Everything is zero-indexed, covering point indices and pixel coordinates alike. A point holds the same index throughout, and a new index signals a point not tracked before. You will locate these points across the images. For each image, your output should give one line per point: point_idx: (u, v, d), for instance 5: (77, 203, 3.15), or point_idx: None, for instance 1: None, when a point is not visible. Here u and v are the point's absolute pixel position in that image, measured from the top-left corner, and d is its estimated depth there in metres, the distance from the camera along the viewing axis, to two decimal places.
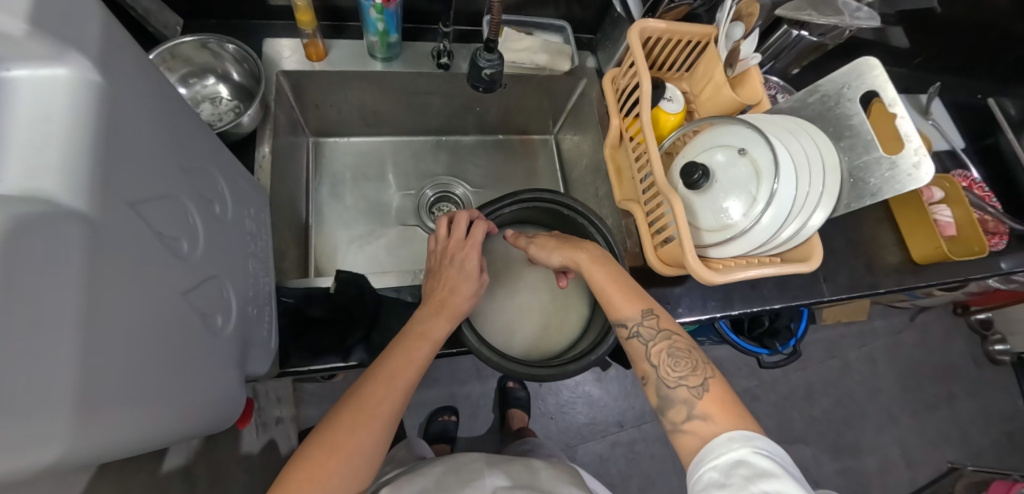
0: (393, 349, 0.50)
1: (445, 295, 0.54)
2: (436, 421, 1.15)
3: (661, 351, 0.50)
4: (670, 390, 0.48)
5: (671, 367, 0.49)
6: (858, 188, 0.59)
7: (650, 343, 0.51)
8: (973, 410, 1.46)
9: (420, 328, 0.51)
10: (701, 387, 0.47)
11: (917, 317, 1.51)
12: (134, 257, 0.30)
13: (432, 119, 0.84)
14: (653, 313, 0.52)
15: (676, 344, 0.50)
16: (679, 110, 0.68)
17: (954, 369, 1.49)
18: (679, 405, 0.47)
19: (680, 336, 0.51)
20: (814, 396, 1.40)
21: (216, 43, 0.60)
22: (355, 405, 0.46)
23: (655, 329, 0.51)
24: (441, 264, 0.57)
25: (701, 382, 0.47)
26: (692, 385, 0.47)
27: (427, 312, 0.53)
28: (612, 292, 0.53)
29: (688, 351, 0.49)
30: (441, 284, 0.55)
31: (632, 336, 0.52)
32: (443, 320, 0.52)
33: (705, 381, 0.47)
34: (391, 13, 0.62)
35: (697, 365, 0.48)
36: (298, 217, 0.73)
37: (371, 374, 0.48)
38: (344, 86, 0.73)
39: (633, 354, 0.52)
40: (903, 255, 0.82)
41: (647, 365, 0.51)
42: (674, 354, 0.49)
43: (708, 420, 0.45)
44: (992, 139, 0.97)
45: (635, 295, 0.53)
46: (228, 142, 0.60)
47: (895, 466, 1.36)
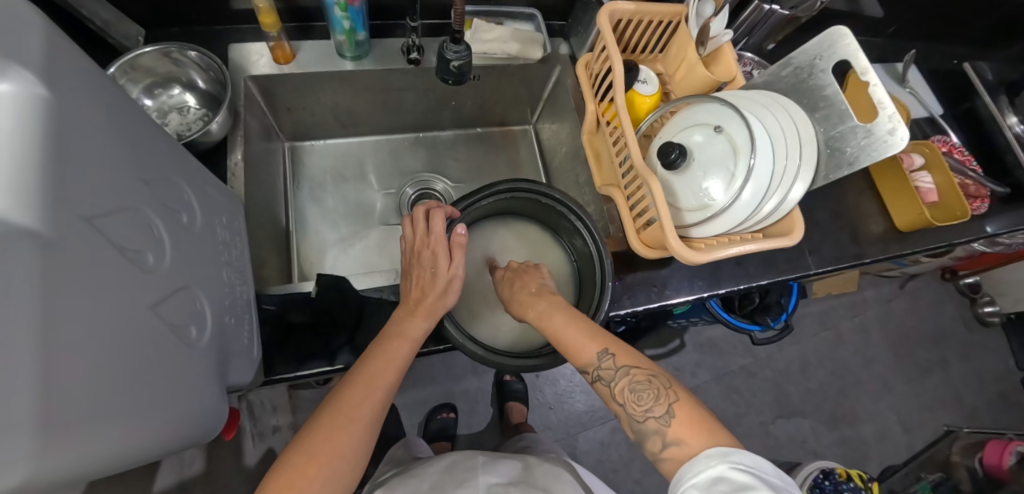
0: (372, 351, 0.50)
1: (423, 294, 0.54)
2: (435, 418, 1.15)
3: (624, 389, 0.47)
4: (641, 424, 0.46)
5: (635, 401, 0.46)
6: (835, 157, 0.58)
7: (613, 383, 0.48)
8: (966, 373, 1.48)
9: (396, 329, 0.51)
10: (667, 415, 0.44)
11: (906, 284, 1.53)
12: (93, 273, 0.29)
13: (409, 116, 0.83)
14: (609, 353, 0.49)
15: (637, 377, 0.47)
16: (654, 91, 0.67)
17: (946, 334, 1.51)
18: (652, 437, 0.45)
19: (646, 367, 0.48)
20: (809, 369, 1.41)
21: (178, 51, 0.59)
22: (334, 406, 0.46)
23: (613, 368, 0.48)
24: (416, 262, 0.56)
25: (666, 409, 0.45)
26: (659, 415, 0.45)
27: (404, 312, 0.53)
28: (568, 335, 0.51)
29: (651, 381, 0.47)
30: (417, 283, 0.55)
31: (597, 379, 0.49)
32: (418, 319, 0.52)
33: (670, 406, 0.45)
34: (357, 10, 0.61)
35: (663, 394, 0.46)
36: (277, 223, 0.72)
37: (348, 381, 0.48)
38: (316, 88, 0.72)
39: (603, 395, 0.50)
40: (887, 224, 0.83)
41: (615, 404, 0.48)
42: (636, 389, 0.47)
43: (681, 445, 0.42)
44: (970, 104, 1.00)
45: (587, 337, 0.50)
46: (198, 151, 0.59)
47: (892, 433, 1.38)
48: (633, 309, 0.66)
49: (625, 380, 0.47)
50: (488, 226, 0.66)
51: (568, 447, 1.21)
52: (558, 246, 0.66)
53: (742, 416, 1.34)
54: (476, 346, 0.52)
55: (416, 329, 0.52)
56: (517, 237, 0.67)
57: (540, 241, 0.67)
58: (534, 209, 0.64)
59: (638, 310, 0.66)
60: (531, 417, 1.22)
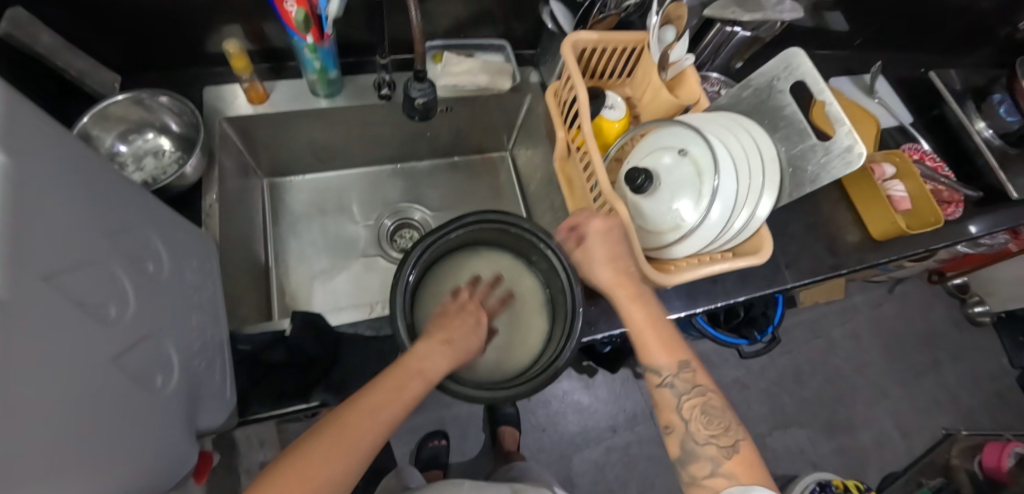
0: (383, 378, 0.49)
1: (452, 336, 0.55)
2: (426, 446, 1.14)
3: (694, 406, 0.52)
4: (698, 446, 0.51)
5: (703, 423, 0.52)
6: (797, 177, 0.59)
7: (684, 396, 0.53)
8: (961, 374, 1.48)
9: (417, 364, 0.50)
10: (730, 448, 0.50)
11: (895, 288, 1.53)
12: (52, 330, 0.29)
13: (387, 147, 0.84)
14: (689, 368, 0.54)
15: (710, 402, 0.53)
16: (621, 116, 0.68)
17: (938, 336, 1.51)
18: (703, 461, 0.50)
19: (716, 394, 0.53)
20: (803, 378, 1.40)
21: (149, 97, 0.60)
22: (336, 428, 0.45)
23: (691, 384, 0.53)
24: (454, 311, 0.59)
25: (731, 443, 0.51)
26: (722, 444, 0.51)
27: (429, 345, 0.52)
28: (649, 336, 0.55)
29: (722, 411, 0.52)
30: (453, 327, 0.56)
31: (665, 386, 0.54)
32: (443, 360, 0.52)
33: (735, 443, 0.51)
34: (327, 51, 0.63)
35: (730, 427, 0.51)
36: (255, 259, 0.73)
37: (354, 403, 0.47)
38: (291, 125, 0.73)
39: (661, 404, 0.54)
40: (862, 234, 0.84)
41: (675, 416, 0.53)
42: (707, 412, 0.52)
43: (730, 478, 0.49)
44: (938, 111, 1.02)
45: (669, 344, 0.55)
46: (172, 195, 0.60)
47: (890, 439, 1.37)
48: (612, 332, 0.64)
49: (701, 398, 0.53)
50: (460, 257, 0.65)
51: (563, 470, 1.19)
52: (530, 272, 0.65)
53: None
54: (448, 380, 0.52)
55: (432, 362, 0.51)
56: (489, 266, 0.66)
57: (512, 269, 0.66)
58: (505, 238, 0.64)
59: (615, 334, 0.65)
60: (525, 440, 1.21)
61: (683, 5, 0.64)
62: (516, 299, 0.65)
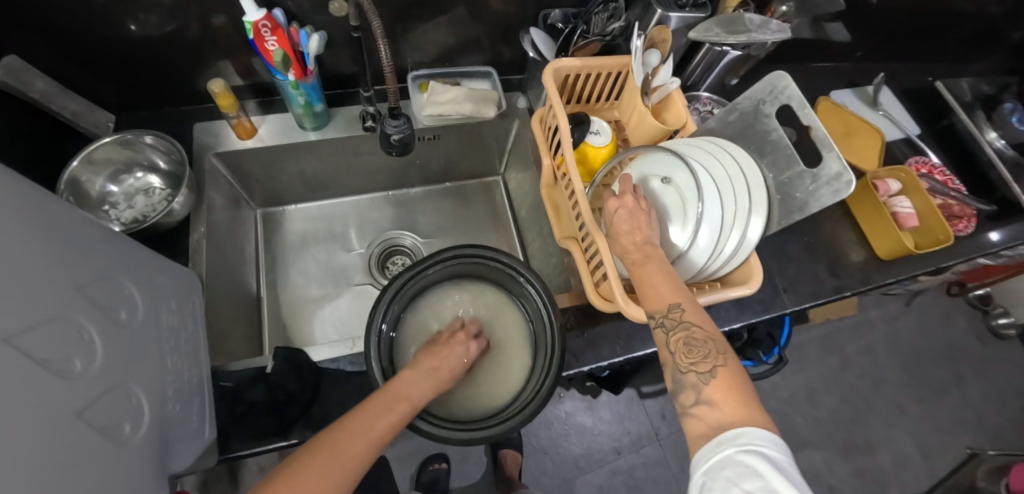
0: (370, 402, 0.47)
1: (439, 366, 0.55)
2: (427, 469, 1.12)
3: (678, 341, 0.43)
4: (680, 375, 0.42)
5: (686, 353, 0.43)
6: (786, 203, 0.57)
7: (670, 332, 0.44)
8: (986, 390, 1.41)
9: (401, 389, 0.50)
10: (711, 373, 0.41)
11: (913, 301, 1.47)
12: (13, 392, 0.29)
13: (377, 176, 0.84)
14: (678, 305, 0.44)
15: (693, 333, 0.43)
16: (607, 142, 0.67)
17: (959, 351, 1.45)
18: (687, 390, 0.41)
19: (708, 324, 0.43)
20: (817, 397, 1.35)
21: (135, 137, 0.62)
22: (319, 447, 0.42)
23: (675, 321, 0.44)
24: (444, 340, 0.59)
25: (711, 368, 0.41)
26: (702, 372, 0.41)
27: (413, 374, 0.52)
28: (649, 282, 0.47)
29: (707, 341, 0.42)
30: (437, 355, 0.56)
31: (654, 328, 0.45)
32: (427, 386, 0.52)
33: (715, 368, 0.41)
34: (310, 86, 0.64)
35: (712, 354, 0.42)
36: (246, 290, 0.73)
37: (341, 424, 0.44)
38: (280, 159, 0.74)
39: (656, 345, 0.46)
40: (867, 253, 0.81)
41: (664, 353, 0.44)
42: (691, 343, 0.43)
43: (714, 407, 0.39)
44: (947, 121, 0.99)
45: (669, 286, 0.46)
46: (160, 232, 0.61)
47: (911, 460, 1.31)
48: (600, 364, 0.63)
49: (684, 331, 0.43)
50: (442, 291, 0.65)
51: None
52: (512, 305, 0.64)
53: None
54: (420, 419, 0.51)
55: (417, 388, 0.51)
56: (473, 299, 0.65)
57: (494, 301, 0.65)
58: (485, 273, 0.63)
59: (603, 366, 0.63)
60: (526, 463, 1.19)
61: (667, 28, 0.62)
62: (499, 333, 0.63)
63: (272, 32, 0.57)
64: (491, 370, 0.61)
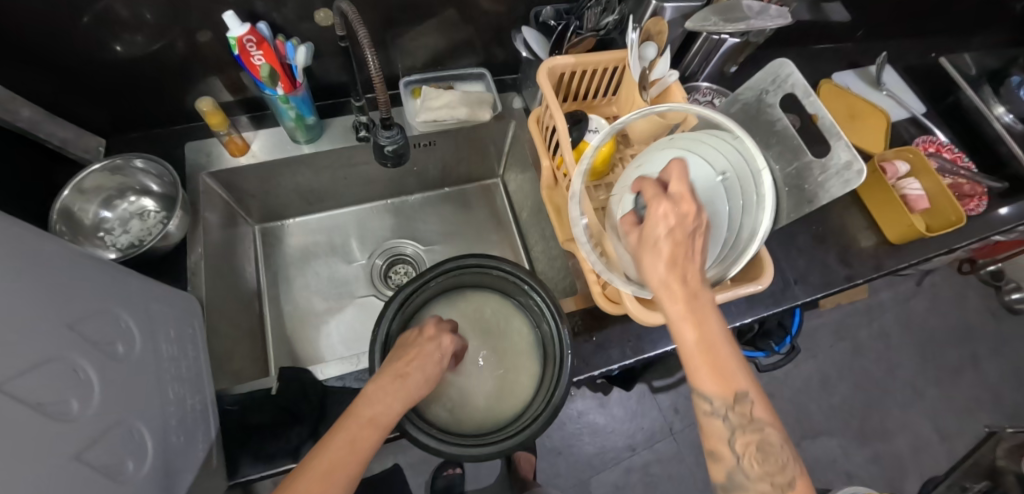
0: (332, 436, 0.42)
1: (407, 370, 0.48)
2: (441, 475, 1.12)
3: (749, 442, 0.39)
4: (748, 481, 0.38)
5: (757, 459, 0.38)
6: (795, 195, 0.55)
7: (736, 430, 0.39)
8: (1002, 368, 1.39)
9: (367, 413, 0.44)
10: (788, 487, 0.37)
11: (924, 281, 1.45)
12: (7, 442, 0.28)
13: (375, 185, 0.83)
14: (747, 399, 0.38)
15: (767, 436, 0.38)
16: (607, 139, 0.63)
17: (973, 330, 1.43)
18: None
19: (777, 425, 0.39)
20: (831, 383, 1.33)
21: (125, 162, 0.61)
22: None
23: (748, 419, 0.38)
24: (412, 341, 0.52)
25: (789, 480, 0.37)
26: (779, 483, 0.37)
27: (376, 389, 0.46)
28: (698, 361, 0.38)
29: (780, 449, 0.38)
30: (408, 358, 0.49)
31: (715, 416, 0.39)
32: (393, 402, 0.46)
33: (792, 481, 0.37)
34: (300, 99, 0.63)
35: (788, 464, 0.38)
36: (249, 309, 0.73)
37: (299, 473, 0.39)
38: (275, 174, 0.73)
39: (706, 430, 0.40)
40: (878, 238, 0.79)
41: (722, 446, 0.40)
42: (763, 448, 0.38)
43: None
44: (954, 97, 0.96)
45: (728, 370, 0.38)
46: (157, 257, 0.60)
47: (928, 443, 1.29)
48: (610, 368, 0.61)
49: (756, 435, 0.38)
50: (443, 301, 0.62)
51: None
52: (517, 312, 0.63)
53: None
54: (422, 434, 0.49)
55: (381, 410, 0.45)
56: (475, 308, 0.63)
57: (499, 310, 0.63)
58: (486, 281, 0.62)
59: (613, 369, 0.62)
60: (540, 465, 1.18)
61: (662, 20, 0.61)
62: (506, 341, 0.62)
63: (257, 46, 0.56)
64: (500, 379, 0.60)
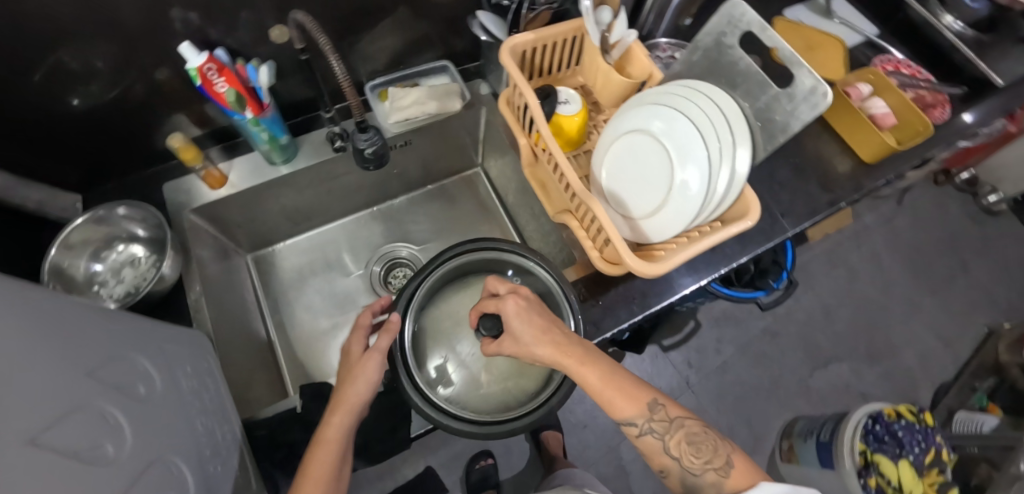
0: (301, 470, 0.51)
1: (337, 390, 0.53)
2: (474, 469, 1.12)
3: (680, 442, 0.48)
4: (698, 479, 0.46)
5: (693, 454, 0.47)
6: (767, 130, 0.57)
7: (666, 437, 0.48)
8: (991, 268, 1.44)
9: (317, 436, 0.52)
10: (727, 466, 0.45)
11: (903, 199, 1.50)
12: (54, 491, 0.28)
13: (359, 194, 0.83)
14: (659, 404, 0.49)
15: (691, 430, 0.48)
16: (579, 108, 0.64)
17: (958, 236, 1.47)
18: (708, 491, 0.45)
19: (693, 418, 0.49)
20: (833, 312, 1.35)
21: (106, 211, 0.61)
22: None
23: (668, 421, 0.48)
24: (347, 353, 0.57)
25: (725, 461, 0.46)
26: (719, 466, 0.46)
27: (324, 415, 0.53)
28: (608, 391, 0.48)
29: (706, 434, 0.48)
30: (340, 375, 0.55)
31: (645, 434, 0.48)
32: (336, 419, 0.52)
33: (728, 460, 0.46)
34: (271, 119, 0.63)
35: (719, 447, 0.47)
36: (257, 337, 0.73)
37: None
38: (259, 199, 0.73)
39: (649, 452, 0.49)
40: (853, 161, 0.81)
41: (665, 459, 0.48)
42: (693, 441, 0.48)
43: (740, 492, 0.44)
44: (902, 14, 0.97)
45: (632, 391, 0.49)
46: (157, 301, 0.60)
47: (934, 351, 1.34)
48: (620, 327, 0.63)
49: (682, 431, 0.48)
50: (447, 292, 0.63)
51: (613, 461, 1.18)
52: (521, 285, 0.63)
53: (779, 378, 1.26)
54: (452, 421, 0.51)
55: (339, 428, 0.52)
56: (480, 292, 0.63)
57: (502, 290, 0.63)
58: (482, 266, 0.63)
59: (623, 328, 0.63)
60: (569, 441, 1.20)
61: None
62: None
63: (220, 73, 0.56)
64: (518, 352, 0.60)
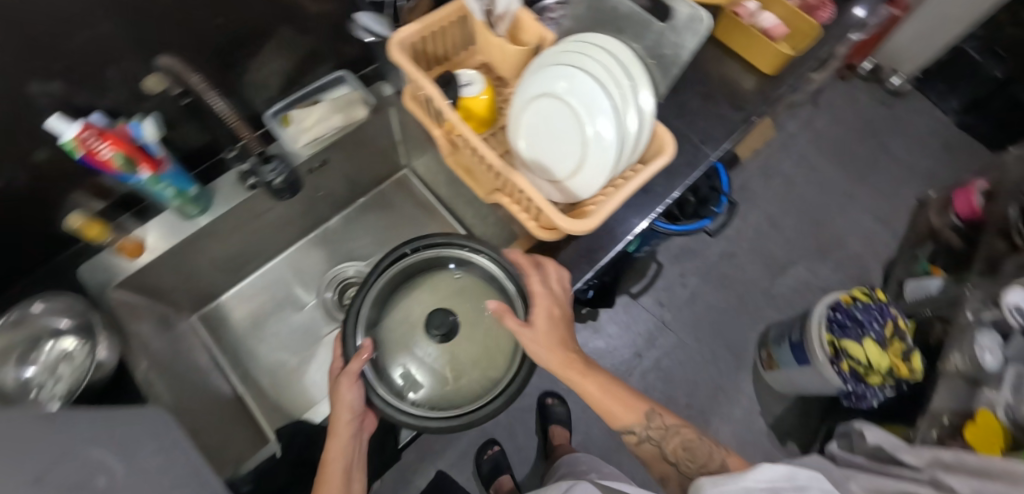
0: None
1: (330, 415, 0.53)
2: (484, 459, 1.13)
3: (676, 448, 0.56)
4: (694, 480, 0.54)
5: (688, 460, 0.55)
6: (662, 65, 0.59)
7: (662, 443, 0.56)
8: (907, 145, 1.55)
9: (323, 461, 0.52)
10: (722, 465, 0.53)
11: (818, 100, 1.58)
12: None
13: (290, 226, 0.81)
14: (656, 414, 0.57)
15: (686, 436, 0.57)
16: (482, 88, 0.64)
17: (873, 122, 1.57)
18: None
19: (689, 427, 0.57)
20: (779, 220, 1.42)
21: (20, 310, 0.57)
22: None
23: (664, 429, 0.57)
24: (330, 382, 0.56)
25: (721, 461, 0.54)
26: (715, 467, 0.53)
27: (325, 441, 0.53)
28: (607, 401, 0.57)
29: (698, 440, 0.56)
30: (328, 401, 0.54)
31: (642, 440, 0.56)
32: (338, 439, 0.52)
33: (723, 462, 0.54)
34: (172, 173, 0.61)
35: (710, 450, 0.55)
36: (222, 395, 0.70)
37: None
38: (187, 257, 0.70)
39: (649, 457, 0.57)
40: (757, 76, 0.85)
41: (665, 464, 0.56)
42: (688, 447, 0.56)
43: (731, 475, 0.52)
44: None
45: (629, 403, 0.58)
46: (100, 391, 0.56)
47: (875, 232, 1.44)
48: (573, 288, 0.64)
49: (678, 437, 0.56)
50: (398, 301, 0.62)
51: None
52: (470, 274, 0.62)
53: (746, 293, 1.32)
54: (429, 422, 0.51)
55: (340, 447, 0.52)
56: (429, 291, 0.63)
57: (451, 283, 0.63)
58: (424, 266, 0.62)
59: (577, 288, 0.65)
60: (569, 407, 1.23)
61: None
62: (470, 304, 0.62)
63: (103, 138, 0.52)
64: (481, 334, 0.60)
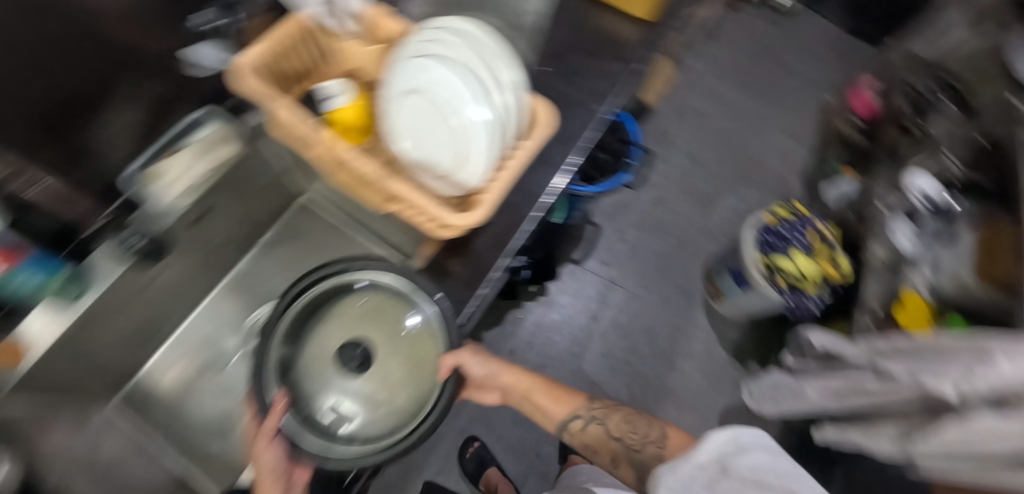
0: None
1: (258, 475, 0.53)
2: (468, 457, 1.13)
3: (616, 424, 0.75)
4: (636, 449, 0.70)
5: (629, 432, 0.73)
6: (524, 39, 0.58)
7: (605, 424, 0.75)
8: (802, 58, 1.61)
9: None
10: (657, 433, 0.72)
11: (713, 31, 1.61)
12: None
13: (192, 285, 0.75)
14: (594, 402, 0.77)
15: (624, 415, 0.76)
16: (349, 98, 0.61)
17: (768, 42, 1.62)
18: (645, 457, 0.69)
19: (626, 407, 0.77)
20: (701, 155, 1.46)
21: None
22: None
23: (603, 412, 0.76)
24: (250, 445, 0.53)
25: (658, 432, 0.72)
26: (652, 436, 0.72)
27: None
28: (554, 397, 0.77)
29: (635, 417, 0.75)
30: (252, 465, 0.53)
31: (589, 423, 0.75)
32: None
33: (658, 430, 0.73)
34: (37, 257, 0.53)
35: (643, 419, 0.75)
36: (160, 479, 0.66)
37: None
38: (78, 351, 0.62)
39: (598, 440, 0.74)
40: (635, 24, 0.84)
41: (612, 442, 0.73)
42: (627, 423, 0.75)
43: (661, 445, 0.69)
44: None
45: (572, 397, 0.78)
46: None
47: (790, 147, 1.49)
48: (491, 279, 0.62)
49: (617, 416, 0.75)
50: (301, 343, 0.55)
51: None
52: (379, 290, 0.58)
53: (684, 233, 1.35)
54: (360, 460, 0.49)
55: None
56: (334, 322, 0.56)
57: (363, 306, 0.58)
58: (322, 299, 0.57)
59: (494, 278, 0.63)
60: None
61: None
62: (382, 323, 0.56)
63: None
64: (403, 349, 0.55)
